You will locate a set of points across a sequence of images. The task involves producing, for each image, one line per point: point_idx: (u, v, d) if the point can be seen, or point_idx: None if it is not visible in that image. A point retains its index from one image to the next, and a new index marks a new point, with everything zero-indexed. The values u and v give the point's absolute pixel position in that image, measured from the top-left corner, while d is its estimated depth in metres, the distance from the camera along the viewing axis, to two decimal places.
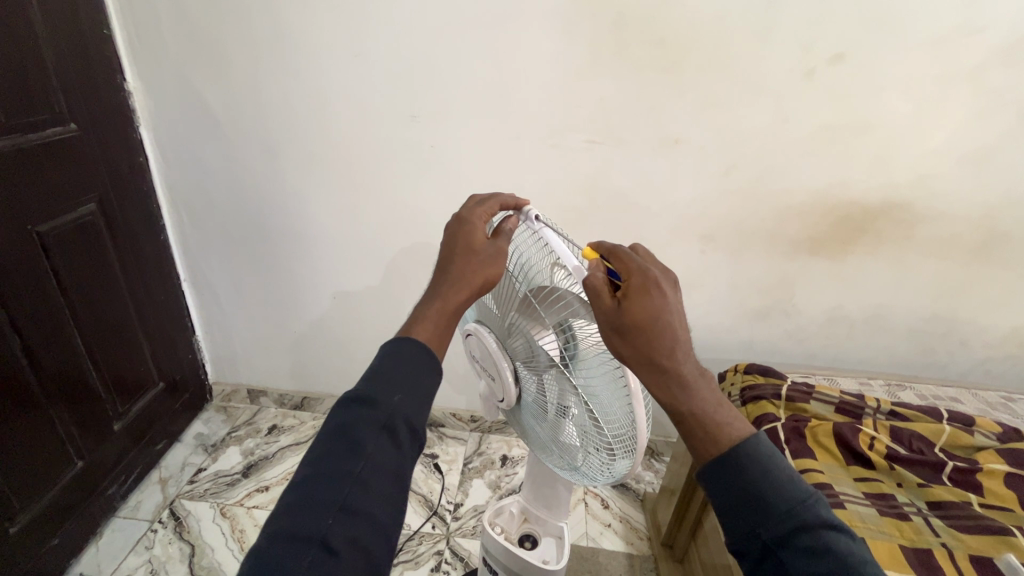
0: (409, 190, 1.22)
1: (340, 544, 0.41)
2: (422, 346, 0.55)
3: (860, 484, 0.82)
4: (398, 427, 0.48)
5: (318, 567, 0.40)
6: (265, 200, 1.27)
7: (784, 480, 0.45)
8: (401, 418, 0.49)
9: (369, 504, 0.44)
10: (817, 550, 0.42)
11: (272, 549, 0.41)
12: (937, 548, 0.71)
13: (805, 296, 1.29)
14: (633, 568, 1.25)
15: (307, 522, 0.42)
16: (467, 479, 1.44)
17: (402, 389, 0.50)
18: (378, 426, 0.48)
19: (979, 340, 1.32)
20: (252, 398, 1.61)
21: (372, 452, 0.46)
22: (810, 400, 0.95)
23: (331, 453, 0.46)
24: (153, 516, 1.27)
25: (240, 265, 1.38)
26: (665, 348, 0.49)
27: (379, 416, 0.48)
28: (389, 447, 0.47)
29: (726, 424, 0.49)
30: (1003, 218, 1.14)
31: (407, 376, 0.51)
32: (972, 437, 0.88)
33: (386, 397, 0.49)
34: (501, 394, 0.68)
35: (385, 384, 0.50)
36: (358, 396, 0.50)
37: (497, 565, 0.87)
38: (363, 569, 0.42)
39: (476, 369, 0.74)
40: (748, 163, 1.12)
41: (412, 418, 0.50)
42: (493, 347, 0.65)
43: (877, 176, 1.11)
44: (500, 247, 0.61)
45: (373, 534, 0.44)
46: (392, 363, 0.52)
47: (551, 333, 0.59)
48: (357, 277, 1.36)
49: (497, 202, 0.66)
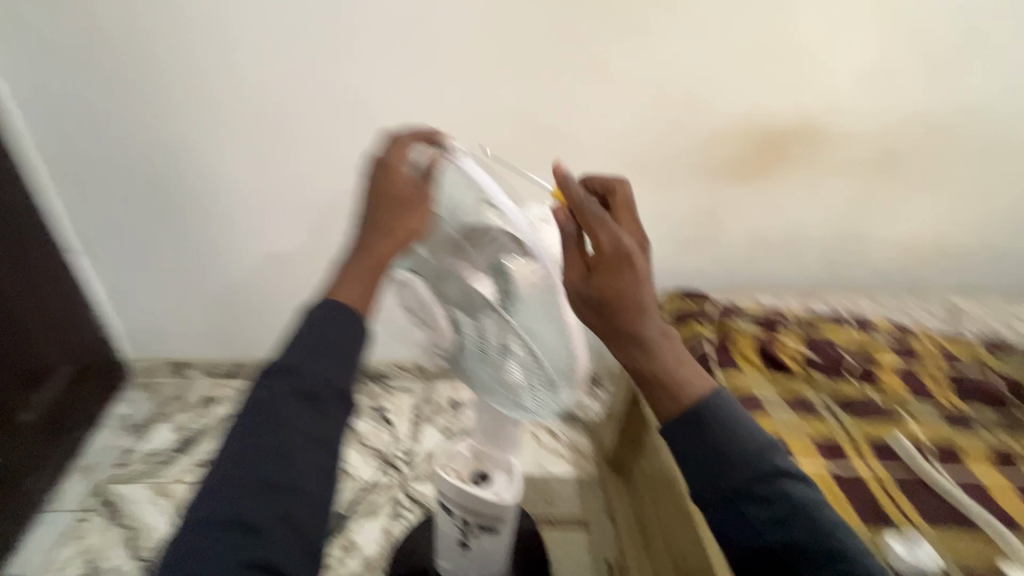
0: (323, 135, 1.13)
1: (267, 523, 0.41)
2: (349, 314, 0.50)
3: (781, 390, 0.89)
4: (322, 395, 0.46)
5: (246, 548, 0.40)
6: (160, 151, 1.14)
7: (744, 435, 0.50)
8: (324, 387, 0.46)
9: (298, 480, 0.43)
10: (768, 498, 0.48)
11: (197, 534, 0.40)
12: (843, 439, 0.79)
13: (729, 221, 1.35)
14: (581, 487, 1.34)
15: (230, 503, 0.41)
16: (418, 427, 1.44)
17: (324, 355, 0.47)
18: (300, 397, 0.45)
19: (879, 250, 1.44)
20: (178, 371, 1.49)
21: (298, 428, 0.44)
22: (736, 318, 1.01)
23: (252, 429, 0.44)
24: (80, 505, 1.18)
25: (138, 226, 1.24)
26: (628, 317, 0.51)
27: (300, 387, 0.46)
28: (314, 418, 0.45)
29: (690, 384, 0.52)
30: (899, 133, 1.23)
31: (327, 341, 0.48)
32: (870, 338, 0.99)
33: (305, 365, 0.46)
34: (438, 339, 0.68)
35: (304, 351, 0.47)
36: (276, 366, 0.47)
37: (448, 501, 0.90)
38: (298, 543, 0.42)
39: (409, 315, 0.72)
40: (672, 88, 1.12)
41: (338, 383, 0.47)
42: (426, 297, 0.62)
43: (793, 100, 1.15)
44: (426, 190, 0.54)
45: (308, 510, 0.43)
46: (311, 329, 0.48)
47: (487, 276, 0.58)
48: (279, 235, 1.27)
49: (409, 132, 0.59)
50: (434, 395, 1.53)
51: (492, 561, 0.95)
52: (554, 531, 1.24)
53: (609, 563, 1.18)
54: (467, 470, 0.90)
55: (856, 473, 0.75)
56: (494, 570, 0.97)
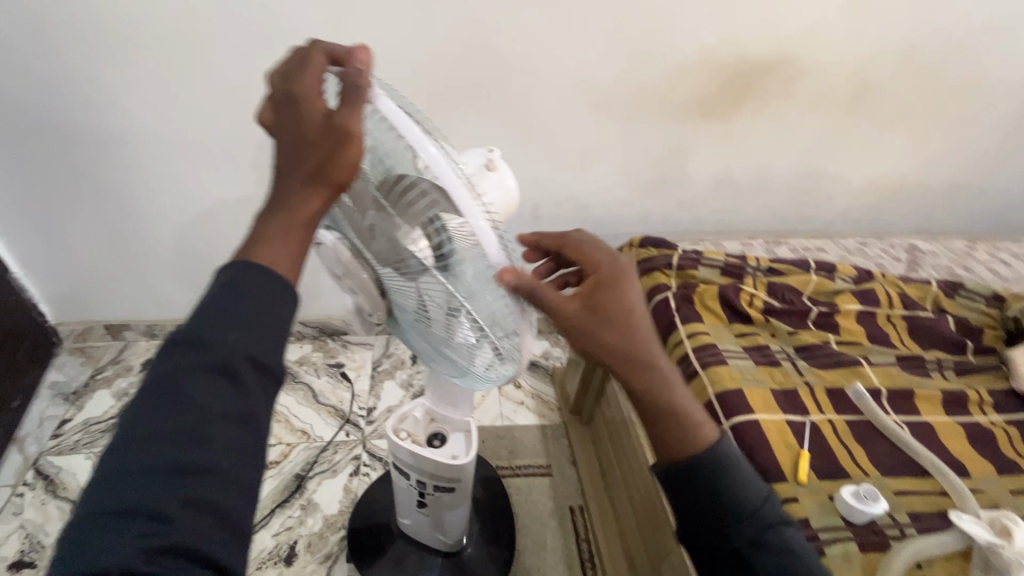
0: (250, 67, 1.01)
1: (173, 509, 0.34)
2: (266, 273, 0.40)
3: (741, 339, 0.86)
4: (241, 369, 0.37)
5: (145, 536, 0.33)
6: (55, 88, 1.00)
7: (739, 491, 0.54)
8: (241, 355, 0.38)
9: (204, 459, 0.35)
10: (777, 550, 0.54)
11: (85, 530, 0.33)
12: (801, 388, 0.78)
13: (696, 162, 1.29)
14: (546, 437, 1.33)
15: (121, 496, 0.34)
16: (378, 383, 1.40)
17: (236, 322, 0.38)
18: (207, 372, 0.37)
19: (843, 191, 1.42)
20: (114, 334, 1.39)
21: (222, 403, 0.37)
22: (698, 266, 0.97)
23: (154, 409, 0.36)
24: (15, 479, 1.11)
25: (51, 174, 1.11)
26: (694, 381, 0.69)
27: (209, 360, 0.37)
28: (251, 400, 0.38)
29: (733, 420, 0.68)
30: (872, 69, 1.19)
31: (242, 305, 0.39)
32: (833, 283, 0.97)
33: (216, 333, 0.37)
34: (370, 308, 0.59)
35: (216, 316, 0.38)
36: (180, 337, 0.38)
37: (406, 468, 0.86)
38: (212, 528, 0.35)
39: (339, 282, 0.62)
40: (637, 15, 1.03)
41: (259, 354, 0.38)
42: (349, 259, 0.55)
43: (762, 28, 1.08)
44: (340, 138, 0.40)
45: (224, 492, 0.35)
46: (213, 296, 0.39)
47: (422, 233, 0.49)
48: (210, 182, 1.16)
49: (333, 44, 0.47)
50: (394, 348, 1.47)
51: (452, 516, 0.94)
52: (518, 481, 1.24)
53: (572, 510, 1.20)
54: (421, 429, 0.86)
55: (809, 420, 0.74)
56: (457, 524, 0.97)
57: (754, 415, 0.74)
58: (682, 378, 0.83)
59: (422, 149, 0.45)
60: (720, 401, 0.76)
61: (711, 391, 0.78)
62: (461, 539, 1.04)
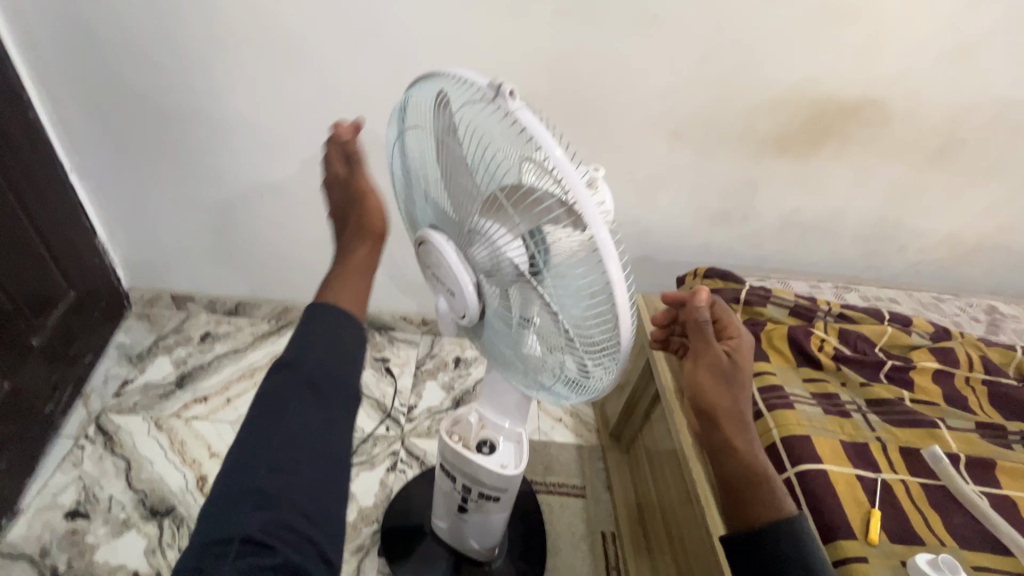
0: (343, 67, 1.05)
1: (275, 489, 0.51)
2: (331, 317, 0.60)
3: (808, 384, 0.84)
4: (318, 381, 0.56)
5: (255, 518, 0.49)
6: (162, 70, 1.06)
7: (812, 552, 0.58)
8: (310, 374, 0.56)
9: (286, 494, 0.51)
10: None
11: (210, 515, 0.50)
12: (872, 442, 0.75)
13: (767, 198, 1.27)
14: (582, 457, 1.32)
15: (239, 488, 0.51)
16: (420, 382, 1.41)
17: (319, 349, 0.58)
18: (297, 382, 0.56)
19: (917, 243, 1.37)
20: (178, 304, 1.45)
21: (309, 408, 0.55)
22: (767, 304, 0.95)
23: (259, 420, 0.54)
24: (77, 432, 1.17)
25: (146, 149, 1.17)
26: (731, 420, 0.62)
27: (300, 377, 0.56)
28: (318, 401, 0.56)
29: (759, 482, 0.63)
30: (964, 122, 1.15)
31: (322, 336, 0.59)
32: (908, 337, 0.93)
33: (300, 360, 0.57)
34: (462, 312, 0.61)
35: (306, 344, 0.58)
36: (284, 363, 0.57)
37: (455, 471, 0.86)
38: (303, 531, 0.51)
39: (430, 281, 0.65)
40: (728, 48, 1.02)
41: (335, 372, 0.58)
42: (454, 258, 0.56)
43: (854, 71, 1.06)
44: None
45: (306, 489, 0.52)
46: (300, 329, 0.60)
47: (521, 240, 0.50)
48: (289, 171, 1.20)
49: None
50: (439, 350, 1.48)
51: (491, 526, 0.94)
52: (551, 498, 1.23)
53: (604, 536, 1.18)
54: (471, 435, 0.85)
55: (881, 479, 0.71)
56: (494, 534, 0.96)
57: (822, 464, 0.71)
58: None
59: (551, 155, 0.43)
60: (785, 446, 0.74)
61: (776, 435, 0.76)
62: (494, 550, 1.04)
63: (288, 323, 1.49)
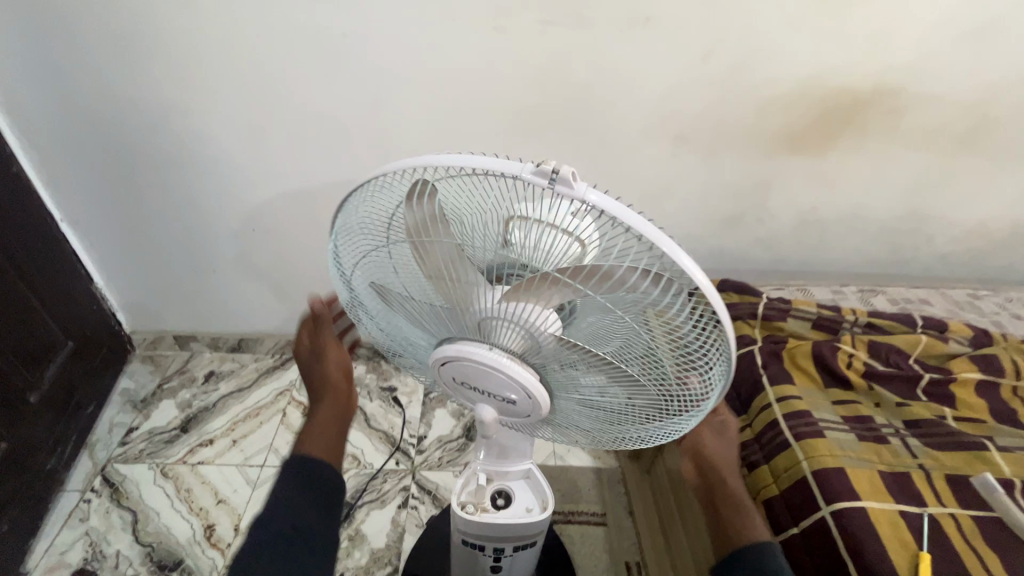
0: (327, 94, 1.01)
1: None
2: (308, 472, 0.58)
3: (839, 407, 0.77)
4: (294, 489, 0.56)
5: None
6: (140, 115, 1.03)
7: None
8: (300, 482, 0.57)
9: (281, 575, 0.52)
10: None
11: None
12: (915, 472, 0.68)
13: (780, 198, 1.20)
14: (602, 482, 1.26)
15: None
16: (429, 410, 1.37)
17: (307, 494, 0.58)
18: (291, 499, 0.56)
19: (946, 234, 1.29)
20: (181, 344, 1.43)
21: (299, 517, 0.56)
22: (787, 318, 0.89)
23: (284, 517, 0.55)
24: (84, 485, 1.15)
25: (132, 195, 1.15)
26: None
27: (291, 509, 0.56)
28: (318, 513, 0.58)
29: None
30: (993, 103, 1.06)
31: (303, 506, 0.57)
32: (946, 345, 0.86)
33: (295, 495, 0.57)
34: (527, 410, 0.55)
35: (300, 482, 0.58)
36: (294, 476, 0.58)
37: (484, 538, 0.80)
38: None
39: (468, 394, 0.58)
40: (729, 46, 0.96)
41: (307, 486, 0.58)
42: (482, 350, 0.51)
43: (869, 59, 0.99)
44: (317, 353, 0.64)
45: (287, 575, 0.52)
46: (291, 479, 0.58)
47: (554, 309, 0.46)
48: (279, 204, 1.17)
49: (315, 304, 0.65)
50: None
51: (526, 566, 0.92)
52: (571, 528, 1.18)
53: (628, 566, 1.13)
54: (485, 494, 0.79)
55: (929, 513, 0.64)
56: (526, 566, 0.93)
57: (860, 501, 0.65)
58: (771, 447, 0.74)
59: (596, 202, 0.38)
60: (819, 483, 0.67)
61: (806, 468, 0.69)
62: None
63: (292, 356, 1.45)
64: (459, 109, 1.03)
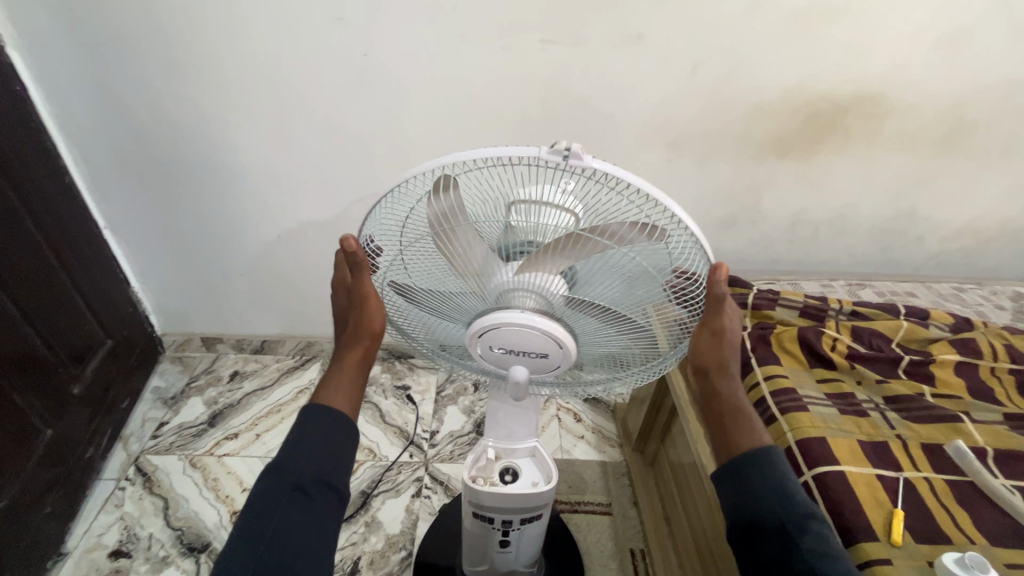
0: (348, 110, 1.10)
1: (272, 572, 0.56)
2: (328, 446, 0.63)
3: (823, 385, 0.83)
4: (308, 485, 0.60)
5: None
6: (180, 130, 1.13)
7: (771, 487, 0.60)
8: (312, 476, 0.61)
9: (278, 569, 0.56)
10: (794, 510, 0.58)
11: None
12: (893, 441, 0.74)
13: (772, 201, 1.27)
14: (607, 474, 1.31)
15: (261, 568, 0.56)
16: (441, 407, 1.43)
17: (321, 485, 0.61)
18: (303, 491, 0.60)
19: (934, 234, 1.34)
20: (208, 346, 1.51)
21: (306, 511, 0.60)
22: (776, 306, 0.95)
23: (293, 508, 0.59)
24: (119, 474, 1.23)
25: (169, 204, 1.24)
26: None
27: (303, 496, 0.60)
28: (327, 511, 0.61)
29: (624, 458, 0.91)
30: (969, 107, 1.13)
31: (312, 508, 0.60)
32: (926, 331, 0.91)
33: (313, 484, 0.61)
34: (555, 364, 0.62)
35: (316, 469, 0.61)
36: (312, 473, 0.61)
37: (493, 510, 0.85)
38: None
39: (496, 361, 0.64)
40: (716, 59, 1.05)
41: (323, 477, 0.61)
42: (508, 315, 0.57)
43: (847, 69, 1.07)
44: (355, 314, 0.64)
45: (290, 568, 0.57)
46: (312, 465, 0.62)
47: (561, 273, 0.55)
48: (303, 212, 1.26)
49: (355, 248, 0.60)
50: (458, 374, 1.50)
51: (531, 543, 0.95)
52: (577, 517, 1.23)
53: (633, 553, 1.17)
54: (493, 469, 0.85)
55: (904, 477, 0.69)
56: (530, 545, 0.96)
57: (840, 466, 0.70)
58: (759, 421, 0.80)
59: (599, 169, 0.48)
60: (802, 450, 0.73)
61: (790, 438, 0.75)
62: (534, 563, 1.03)
63: (312, 357, 1.54)
64: (469, 121, 1.12)
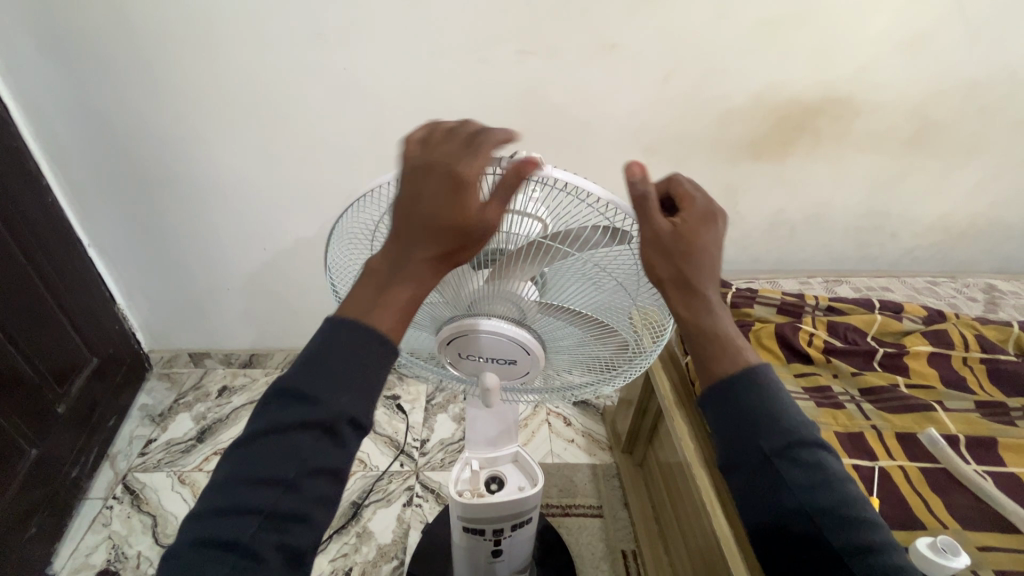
0: (329, 123, 1.11)
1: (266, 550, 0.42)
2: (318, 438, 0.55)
3: (800, 379, 0.84)
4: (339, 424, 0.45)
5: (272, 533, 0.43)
6: (162, 147, 1.13)
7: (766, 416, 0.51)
8: (344, 415, 0.45)
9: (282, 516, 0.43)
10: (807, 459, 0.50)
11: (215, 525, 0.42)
12: (867, 432, 0.75)
13: (750, 202, 1.30)
14: (597, 476, 1.32)
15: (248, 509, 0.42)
16: (431, 415, 1.44)
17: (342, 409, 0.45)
18: (322, 422, 0.44)
19: (908, 230, 1.38)
20: (195, 361, 1.51)
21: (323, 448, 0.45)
22: (754, 304, 0.95)
23: (303, 443, 0.44)
24: (106, 492, 1.22)
25: (152, 220, 1.25)
26: None
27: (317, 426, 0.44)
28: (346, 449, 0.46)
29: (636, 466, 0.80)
30: (934, 106, 1.16)
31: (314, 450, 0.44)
32: (899, 323, 0.93)
33: (328, 399, 0.45)
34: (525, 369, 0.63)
35: (335, 386, 0.45)
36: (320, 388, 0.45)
37: (480, 522, 0.85)
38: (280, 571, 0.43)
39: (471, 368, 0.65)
40: (687, 66, 1.07)
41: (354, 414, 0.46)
42: (478, 319, 0.58)
43: (815, 73, 1.10)
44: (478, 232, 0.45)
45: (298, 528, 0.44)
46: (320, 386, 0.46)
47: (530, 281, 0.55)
48: (287, 225, 1.27)
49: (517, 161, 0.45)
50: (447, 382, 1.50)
51: (521, 550, 0.96)
52: (569, 521, 1.23)
53: (625, 554, 1.18)
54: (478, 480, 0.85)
55: (881, 466, 0.71)
56: (522, 551, 0.97)
57: None
58: None
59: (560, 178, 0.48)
60: None
61: None
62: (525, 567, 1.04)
63: None
64: None
